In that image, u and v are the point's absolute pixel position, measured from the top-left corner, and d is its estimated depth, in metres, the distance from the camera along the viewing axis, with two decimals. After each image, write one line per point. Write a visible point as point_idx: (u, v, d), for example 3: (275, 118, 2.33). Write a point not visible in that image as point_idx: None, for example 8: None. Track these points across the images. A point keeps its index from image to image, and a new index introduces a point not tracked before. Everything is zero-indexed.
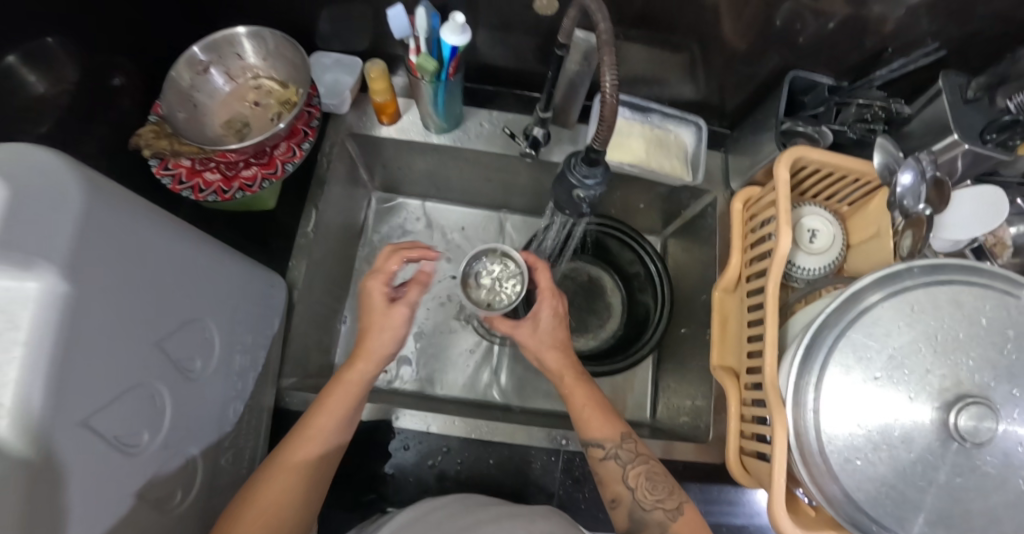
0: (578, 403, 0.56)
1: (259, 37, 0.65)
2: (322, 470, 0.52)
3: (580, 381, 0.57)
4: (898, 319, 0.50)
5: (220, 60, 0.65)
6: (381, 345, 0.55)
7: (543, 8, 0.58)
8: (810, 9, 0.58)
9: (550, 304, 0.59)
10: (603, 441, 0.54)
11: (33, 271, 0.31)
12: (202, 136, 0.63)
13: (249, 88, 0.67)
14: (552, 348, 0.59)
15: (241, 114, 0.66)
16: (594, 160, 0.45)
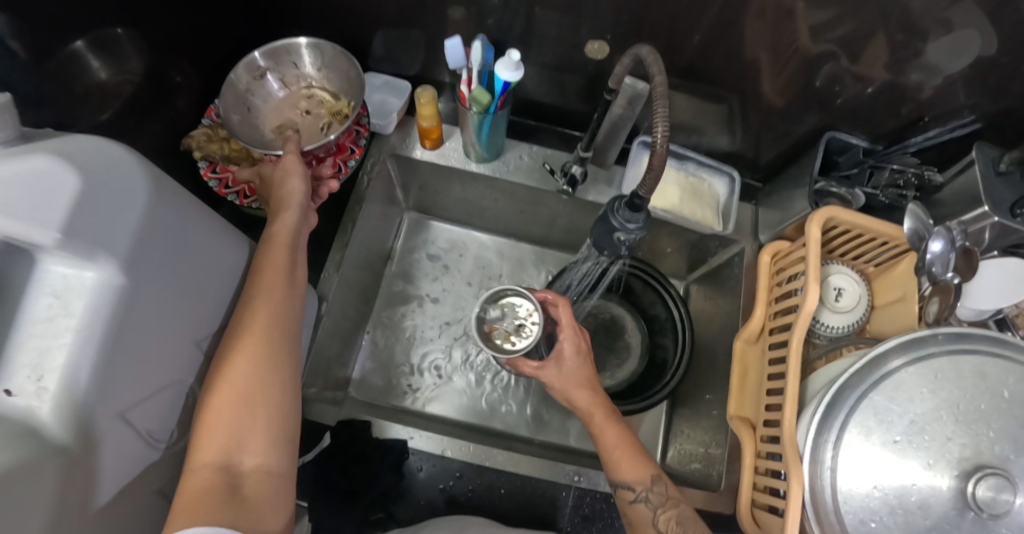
0: (609, 444, 0.55)
1: (317, 48, 0.68)
2: (279, 334, 0.46)
3: (610, 421, 0.55)
4: (921, 385, 0.49)
5: (276, 68, 0.68)
6: (284, 224, 0.52)
7: (594, 51, 0.65)
8: (849, 72, 0.60)
9: (570, 339, 0.59)
10: (634, 484, 0.53)
11: (94, 263, 0.32)
12: (253, 137, 0.66)
13: (302, 96, 0.69)
14: (580, 387, 0.57)
15: (292, 119, 0.69)
16: (638, 206, 0.48)
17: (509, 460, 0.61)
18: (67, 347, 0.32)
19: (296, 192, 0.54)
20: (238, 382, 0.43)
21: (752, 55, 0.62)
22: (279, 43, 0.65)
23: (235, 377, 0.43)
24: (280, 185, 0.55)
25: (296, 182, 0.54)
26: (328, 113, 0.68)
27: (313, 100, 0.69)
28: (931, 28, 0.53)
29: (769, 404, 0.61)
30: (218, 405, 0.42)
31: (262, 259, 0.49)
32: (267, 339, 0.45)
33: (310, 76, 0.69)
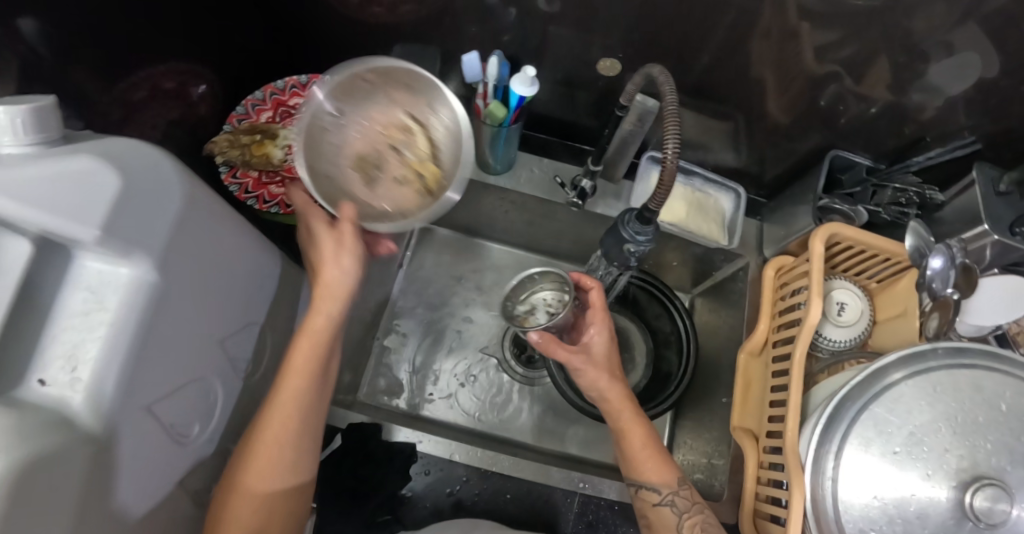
0: (636, 444, 0.55)
1: (391, 71, 0.57)
2: (303, 431, 0.50)
3: (638, 420, 0.56)
4: (920, 398, 0.50)
5: (349, 100, 0.57)
6: (320, 315, 0.50)
7: (606, 68, 0.67)
8: (853, 92, 0.62)
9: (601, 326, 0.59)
10: (660, 487, 0.54)
11: (129, 259, 0.34)
12: (319, 171, 0.54)
13: (397, 127, 0.59)
14: (612, 380, 0.57)
15: (376, 151, 0.58)
16: (648, 219, 0.49)
17: (517, 464, 0.63)
18: (100, 339, 0.33)
19: (342, 279, 0.51)
20: (264, 472, 0.47)
21: (759, 74, 0.64)
22: (395, 63, 0.55)
23: (268, 452, 0.48)
24: (331, 260, 0.50)
25: (347, 265, 0.51)
26: (410, 165, 0.58)
27: (408, 135, 0.58)
28: (933, 50, 0.55)
29: (772, 416, 0.62)
30: (244, 487, 0.47)
31: (297, 351, 0.50)
32: (297, 420, 0.49)
33: (422, 116, 0.59)
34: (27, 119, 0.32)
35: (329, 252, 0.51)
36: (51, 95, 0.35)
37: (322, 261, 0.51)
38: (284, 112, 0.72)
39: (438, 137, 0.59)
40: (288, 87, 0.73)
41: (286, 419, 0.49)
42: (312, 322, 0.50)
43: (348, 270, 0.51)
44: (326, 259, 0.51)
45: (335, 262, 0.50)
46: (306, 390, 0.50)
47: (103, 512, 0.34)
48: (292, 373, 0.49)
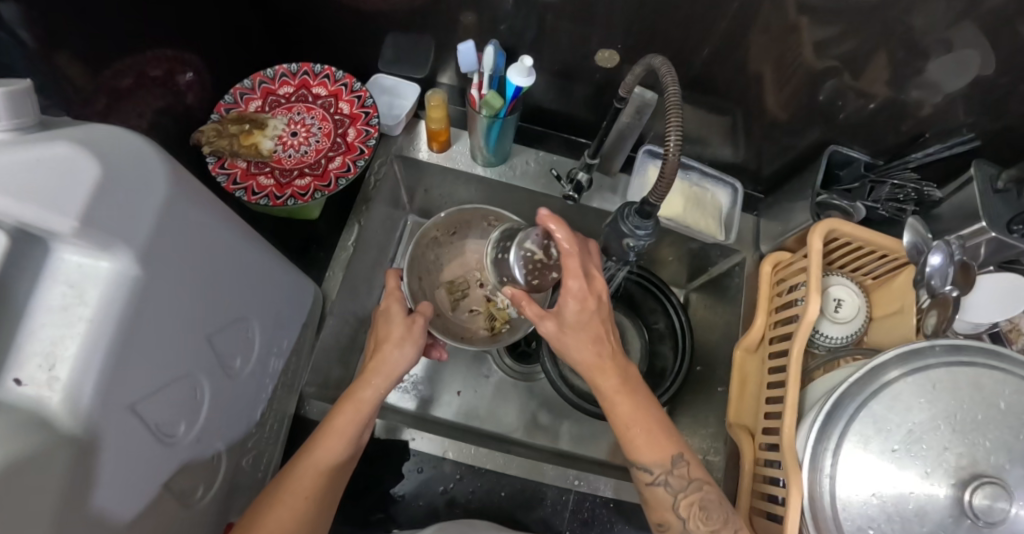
0: (624, 422, 0.51)
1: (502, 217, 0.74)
2: (329, 484, 0.49)
3: (624, 393, 0.51)
4: (919, 395, 0.50)
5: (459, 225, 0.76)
6: (369, 391, 0.52)
7: (605, 60, 0.66)
8: (852, 88, 0.62)
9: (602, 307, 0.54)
10: (651, 466, 0.50)
11: (109, 252, 0.32)
12: (427, 289, 0.75)
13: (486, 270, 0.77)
14: (587, 345, 0.52)
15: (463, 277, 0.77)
16: (648, 213, 0.48)
17: (510, 462, 0.62)
18: (79, 336, 0.32)
19: (400, 364, 0.54)
20: (284, 518, 0.46)
21: (757, 68, 0.64)
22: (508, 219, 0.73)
23: (298, 502, 0.47)
24: (393, 345, 0.54)
25: (407, 353, 0.54)
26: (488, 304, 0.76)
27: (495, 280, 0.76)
28: (932, 47, 0.55)
29: (768, 413, 0.61)
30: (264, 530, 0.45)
31: (340, 418, 0.50)
32: (326, 480, 0.49)
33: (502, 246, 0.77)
34: (3, 104, 0.31)
35: (398, 334, 0.55)
36: (26, 79, 0.33)
37: (385, 341, 0.55)
38: (272, 102, 0.70)
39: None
40: (278, 76, 0.71)
41: (317, 475, 0.48)
42: (359, 394, 0.52)
43: (404, 362, 0.54)
44: (390, 341, 0.55)
45: (394, 355, 0.54)
46: (341, 451, 0.50)
47: (83, 519, 0.33)
48: (330, 437, 0.50)
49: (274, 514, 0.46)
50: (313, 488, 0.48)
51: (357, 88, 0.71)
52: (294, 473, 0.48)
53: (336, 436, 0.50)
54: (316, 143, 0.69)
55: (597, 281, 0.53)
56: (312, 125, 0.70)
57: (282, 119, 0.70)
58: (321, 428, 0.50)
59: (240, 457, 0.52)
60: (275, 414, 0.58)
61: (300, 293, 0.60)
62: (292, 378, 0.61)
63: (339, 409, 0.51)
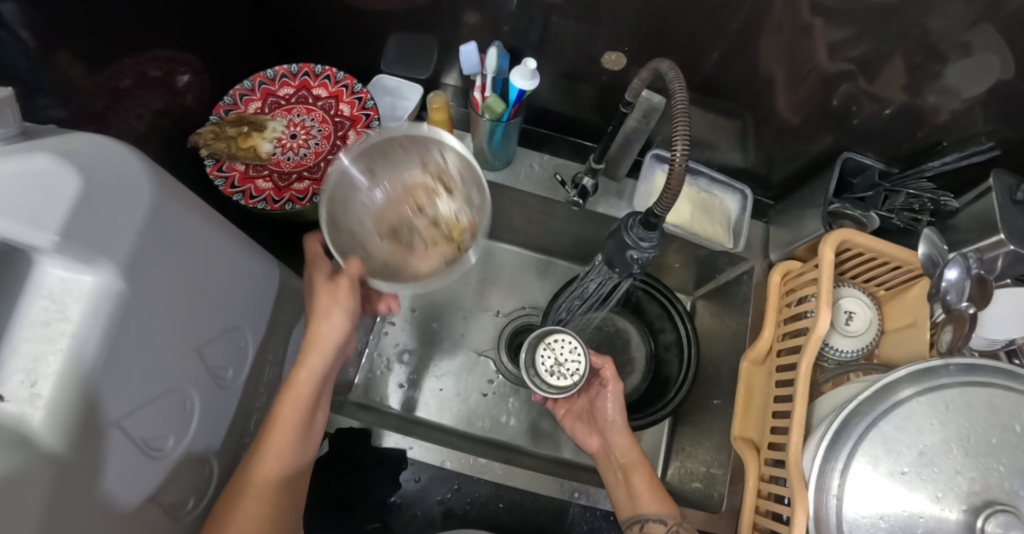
0: (637, 486, 0.57)
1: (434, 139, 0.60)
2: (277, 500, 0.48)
3: (641, 468, 0.58)
4: (931, 417, 0.48)
5: (377, 166, 0.60)
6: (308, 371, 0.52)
7: (609, 62, 0.64)
8: (868, 93, 0.60)
9: (617, 394, 0.61)
10: (665, 516, 0.54)
11: (92, 267, 0.32)
12: (353, 234, 0.58)
13: (424, 189, 0.60)
14: (621, 434, 0.60)
15: (399, 217, 0.60)
16: (653, 225, 0.46)
17: (509, 473, 0.60)
18: (63, 351, 0.31)
19: (331, 336, 0.54)
20: None
21: (767, 72, 0.62)
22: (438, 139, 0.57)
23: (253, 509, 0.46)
24: (325, 318, 0.54)
25: (336, 322, 0.54)
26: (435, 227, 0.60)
27: (431, 194, 0.60)
28: (950, 51, 0.53)
29: (774, 427, 0.60)
30: None
31: (283, 406, 0.51)
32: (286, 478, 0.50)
33: (438, 173, 0.61)
34: None
35: (325, 298, 0.55)
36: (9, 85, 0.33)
37: (316, 311, 0.55)
38: (272, 103, 0.69)
39: (460, 188, 0.60)
40: (278, 76, 0.69)
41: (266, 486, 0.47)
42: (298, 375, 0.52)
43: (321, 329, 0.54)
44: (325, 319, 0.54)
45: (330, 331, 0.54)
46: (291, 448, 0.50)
47: None
48: (269, 454, 0.49)
49: None
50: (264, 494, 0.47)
51: (358, 90, 0.70)
52: (234, 504, 0.46)
53: (282, 431, 0.50)
54: (315, 145, 0.68)
55: (609, 372, 0.61)
56: (312, 127, 0.69)
57: (282, 121, 0.69)
58: (266, 427, 0.50)
59: (232, 466, 0.51)
60: None
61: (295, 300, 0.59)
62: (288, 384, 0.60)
63: (281, 402, 0.51)
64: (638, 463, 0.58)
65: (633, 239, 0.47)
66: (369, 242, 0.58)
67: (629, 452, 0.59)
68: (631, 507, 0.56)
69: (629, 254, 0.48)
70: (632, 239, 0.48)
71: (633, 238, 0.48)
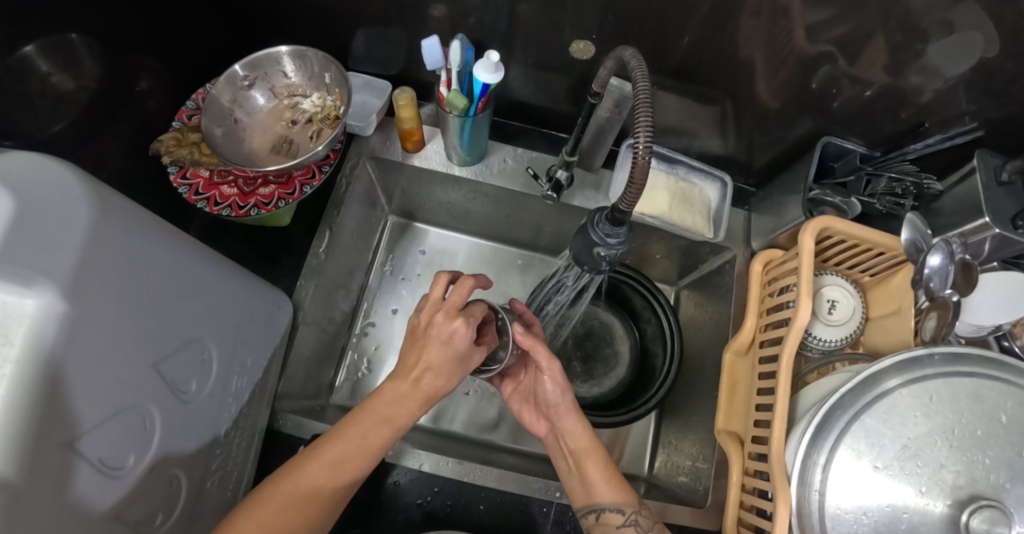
0: (590, 471, 0.57)
1: (302, 55, 0.63)
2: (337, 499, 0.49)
3: (595, 456, 0.57)
4: (915, 409, 0.47)
5: (263, 78, 0.64)
6: (403, 414, 0.51)
7: (580, 52, 0.63)
8: (847, 74, 0.58)
9: (553, 379, 0.58)
10: (622, 506, 0.54)
11: (32, 288, 0.31)
12: (234, 149, 0.62)
13: (288, 106, 0.65)
14: (569, 417, 0.60)
15: (280, 136, 0.64)
16: (619, 220, 0.45)
17: (489, 474, 0.62)
18: (6, 377, 0.30)
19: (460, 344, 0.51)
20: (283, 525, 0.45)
21: (744, 55, 0.60)
22: (298, 46, 0.61)
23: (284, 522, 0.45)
24: (437, 371, 0.51)
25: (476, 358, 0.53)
26: (314, 122, 0.64)
27: (296, 106, 0.64)
28: (930, 29, 0.51)
29: (757, 420, 0.59)
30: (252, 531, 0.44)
31: (366, 428, 0.50)
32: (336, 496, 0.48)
33: (320, 85, 0.64)
34: None
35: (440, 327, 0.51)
36: None
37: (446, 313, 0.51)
38: None
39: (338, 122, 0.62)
40: None
41: (293, 498, 0.46)
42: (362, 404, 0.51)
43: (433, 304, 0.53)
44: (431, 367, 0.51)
45: (445, 328, 0.51)
46: (342, 463, 0.48)
47: None
48: (337, 465, 0.48)
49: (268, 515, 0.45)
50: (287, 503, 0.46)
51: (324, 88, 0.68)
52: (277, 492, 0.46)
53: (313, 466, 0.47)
54: None
55: (542, 357, 0.57)
56: None
57: None
58: (343, 430, 0.50)
59: (203, 479, 0.50)
60: (244, 430, 0.56)
61: (268, 307, 0.59)
62: (263, 393, 0.59)
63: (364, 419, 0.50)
64: (590, 450, 0.58)
65: (600, 238, 0.46)
66: (283, 163, 0.61)
67: (579, 438, 0.58)
68: (585, 495, 0.56)
69: (596, 253, 0.47)
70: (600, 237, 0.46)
71: (600, 234, 0.46)
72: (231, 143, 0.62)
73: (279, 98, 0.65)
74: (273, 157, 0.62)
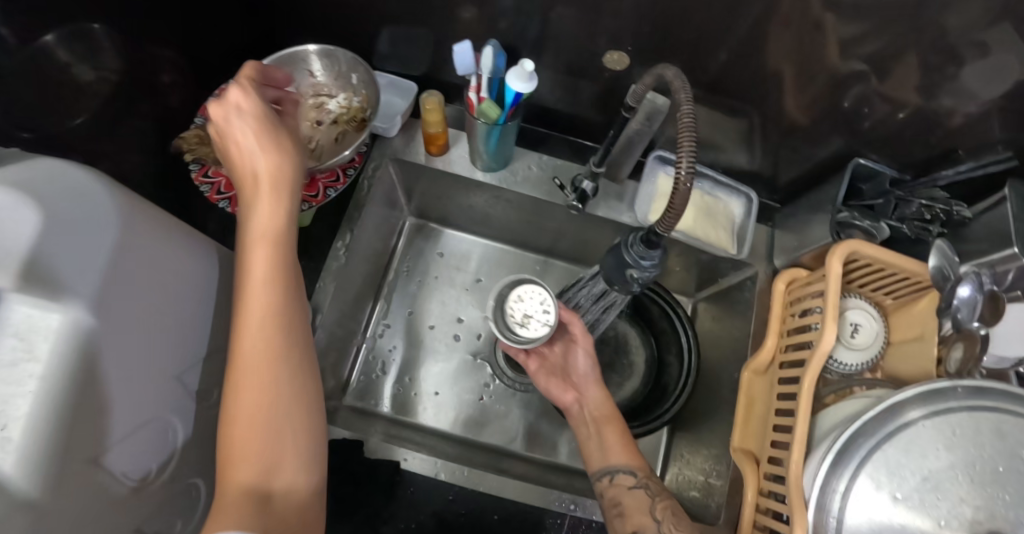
0: (609, 437, 0.59)
1: (330, 55, 0.62)
2: (285, 354, 0.40)
3: (610, 422, 0.60)
4: (937, 442, 0.47)
5: (288, 77, 0.62)
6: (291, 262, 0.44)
7: (612, 61, 0.62)
8: (879, 95, 0.57)
9: (587, 347, 0.64)
10: (635, 470, 0.56)
11: (59, 301, 0.30)
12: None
13: (312, 105, 0.63)
14: (594, 385, 0.64)
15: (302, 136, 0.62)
16: (652, 243, 0.45)
17: (504, 484, 0.60)
18: (31, 394, 0.28)
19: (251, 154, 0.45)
20: (249, 419, 0.37)
21: (775, 71, 0.59)
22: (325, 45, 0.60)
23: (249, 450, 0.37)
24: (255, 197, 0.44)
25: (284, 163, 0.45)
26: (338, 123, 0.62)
27: (320, 105, 0.62)
28: (966, 52, 0.50)
29: (774, 440, 0.59)
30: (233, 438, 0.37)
31: (250, 300, 0.40)
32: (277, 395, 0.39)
33: (346, 85, 0.63)
34: None
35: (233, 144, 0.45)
36: None
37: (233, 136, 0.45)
38: None
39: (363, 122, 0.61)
40: None
41: (252, 427, 0.37)
42: (252, 279, 0.41)
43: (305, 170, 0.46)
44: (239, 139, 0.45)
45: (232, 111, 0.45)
46: (265, 321, 0.40)
47: None
48: (249, 368, 0.38)
49: (233, 438, 0.37)
50: (251, 419, 0.37)
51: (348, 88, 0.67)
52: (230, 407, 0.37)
53: (272, 346, 0.39)
54: None
55: (577, 328, 0.64)
56: None
57: None
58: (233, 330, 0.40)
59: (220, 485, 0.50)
60: None
61: None
62: None
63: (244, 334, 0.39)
64: (610, 417, 0.61)
65: (633, 256, 0.46)
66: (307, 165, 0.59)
67: (602, 405, 0.62)
68: (601, 458, 0.58)
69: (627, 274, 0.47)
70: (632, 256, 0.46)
71: (633, 253, 0.46)
72: None
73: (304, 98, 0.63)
74: None
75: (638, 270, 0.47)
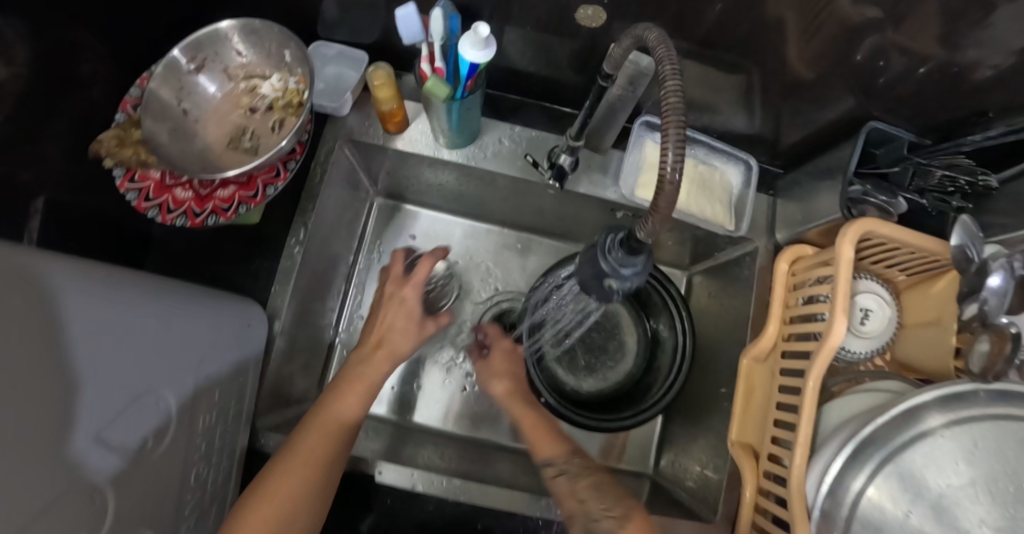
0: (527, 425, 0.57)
1: (253, 30, 0.55)
2: (328, 464, 0.48)
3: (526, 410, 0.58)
4: (957, 455, 0.42)
5: (212, 60, 0.55)
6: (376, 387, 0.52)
7: (586, 18, 0.52)
8: (900, 47, 0.48)
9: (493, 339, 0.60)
10: (553, 458, 0.54)
11: None
12: (185, 150, 0.54)
13: (245, 91, 0.57)
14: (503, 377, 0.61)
15: (237, 127, 0.56)
16: (635, 250, 0.38)
17: (487, 493, 0.57)
18: None
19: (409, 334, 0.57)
20: (277, 499, 0.45)
21: (777, 23, 0.50)
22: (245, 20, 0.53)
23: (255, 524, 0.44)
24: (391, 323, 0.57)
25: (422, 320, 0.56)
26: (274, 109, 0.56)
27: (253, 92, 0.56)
28: None
29: (775, 436, 0.55)
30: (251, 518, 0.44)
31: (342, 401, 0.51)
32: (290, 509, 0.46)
33: (279, 64, 0.56)
34: None
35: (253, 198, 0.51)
36: None
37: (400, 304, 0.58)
38: None
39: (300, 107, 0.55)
40: None
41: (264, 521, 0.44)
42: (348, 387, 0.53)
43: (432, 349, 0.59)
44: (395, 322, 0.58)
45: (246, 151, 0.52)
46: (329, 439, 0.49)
47: None
48: (282, 477, 0.46)
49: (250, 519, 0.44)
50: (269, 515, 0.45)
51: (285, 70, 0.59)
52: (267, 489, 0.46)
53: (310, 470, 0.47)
54: None
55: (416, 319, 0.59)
56: None
57: None
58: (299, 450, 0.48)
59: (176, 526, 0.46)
60: (223, 457, 0.52)
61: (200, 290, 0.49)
62: (240, 416, 0.54)
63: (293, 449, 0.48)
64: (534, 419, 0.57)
65: (614, 261, 0.39)
66: (245, 162, 0.54)
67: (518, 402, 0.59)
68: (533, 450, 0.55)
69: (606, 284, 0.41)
70: (613, 263, 0.39)
71: (614, 258, 0.39)
72: (181, 139, 0.54)
73: (234, 84, 0.57)
74: (231, 156, 0.55)
75: (614, 268, 0.39)
